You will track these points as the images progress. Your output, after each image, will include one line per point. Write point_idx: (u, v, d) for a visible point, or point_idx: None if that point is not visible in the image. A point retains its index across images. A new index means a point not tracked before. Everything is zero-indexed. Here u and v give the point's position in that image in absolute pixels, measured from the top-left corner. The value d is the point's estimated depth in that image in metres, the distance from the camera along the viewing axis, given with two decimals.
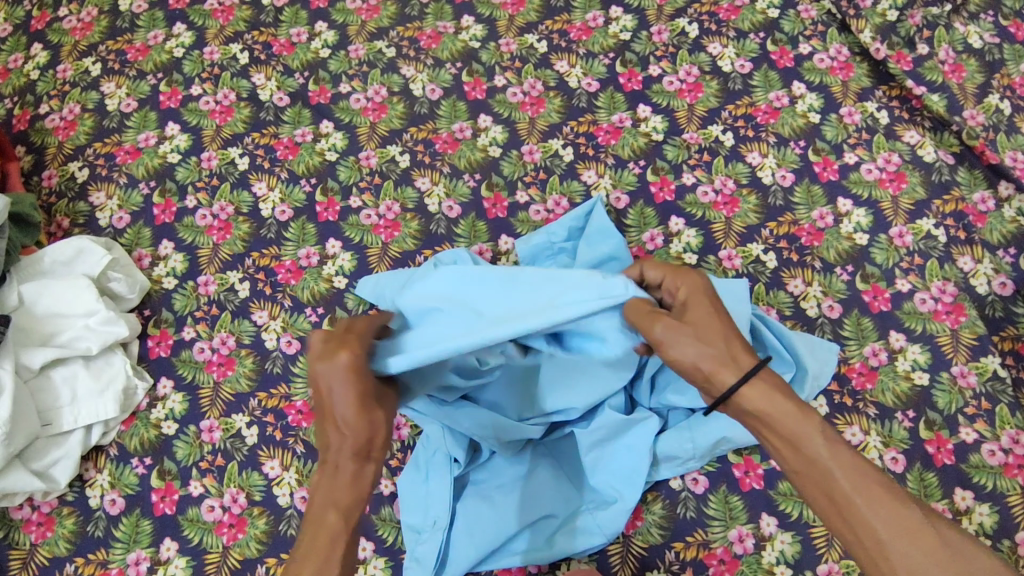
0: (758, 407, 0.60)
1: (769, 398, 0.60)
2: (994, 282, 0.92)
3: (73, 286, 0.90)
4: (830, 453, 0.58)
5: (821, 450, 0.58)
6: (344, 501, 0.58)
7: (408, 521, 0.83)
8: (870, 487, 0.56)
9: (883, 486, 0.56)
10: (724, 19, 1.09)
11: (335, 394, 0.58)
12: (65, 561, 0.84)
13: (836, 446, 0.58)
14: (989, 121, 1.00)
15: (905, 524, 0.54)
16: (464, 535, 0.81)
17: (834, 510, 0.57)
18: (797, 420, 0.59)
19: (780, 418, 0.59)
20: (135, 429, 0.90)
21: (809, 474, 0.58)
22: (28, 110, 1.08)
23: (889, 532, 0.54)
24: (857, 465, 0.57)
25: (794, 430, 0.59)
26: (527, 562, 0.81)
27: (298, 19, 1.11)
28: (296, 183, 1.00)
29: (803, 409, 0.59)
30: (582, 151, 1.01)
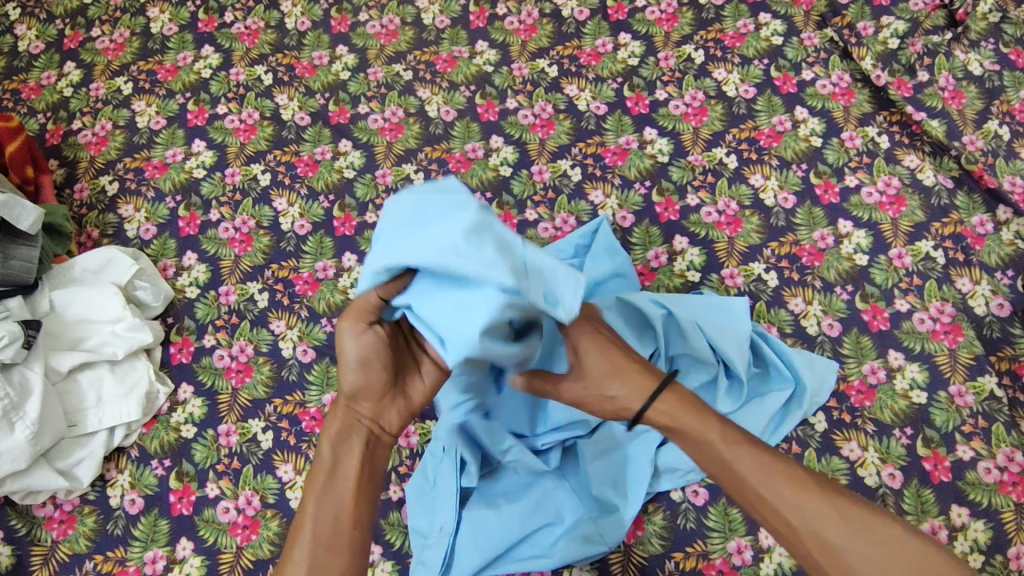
0: (666, 419, 0.65)
1: (680, 408, 0.64)
2: (991, 303, 0.94)
3: (101, 293, 0.94)
4: (731, 454, 0.61)
5: (725, 453, 0.61)
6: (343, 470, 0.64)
7: (413, 527, 0.85)
8: (776, 478, 0.59)
9: (784, 471, 0.60)
10: (730, 46, 1.12)
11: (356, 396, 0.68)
12: (85, 557, 0.87)
13: (738, 442, 0.61)
14: (988, 146, 1.02)
15: (817, 510, 0.57)
16: (468, 541, 0.83)
17: (744, 500, 0.61)
18: (701, 425, 0.63)
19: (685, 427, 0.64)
20: (155, 432, 0.93)
21: (720, 474, 0.62)
22: (62, 125, 1.13)
23: (798, 514, 0.57)
24: (764, 459, 0.60)
25: (694, 433, 0.63)
26: (531, 568, 0.83)
27: (320, 43, 1.16)
28: (315, 200, 1.05)
29: (706, 413, 0.64)
30: (590, 171, 1.05)
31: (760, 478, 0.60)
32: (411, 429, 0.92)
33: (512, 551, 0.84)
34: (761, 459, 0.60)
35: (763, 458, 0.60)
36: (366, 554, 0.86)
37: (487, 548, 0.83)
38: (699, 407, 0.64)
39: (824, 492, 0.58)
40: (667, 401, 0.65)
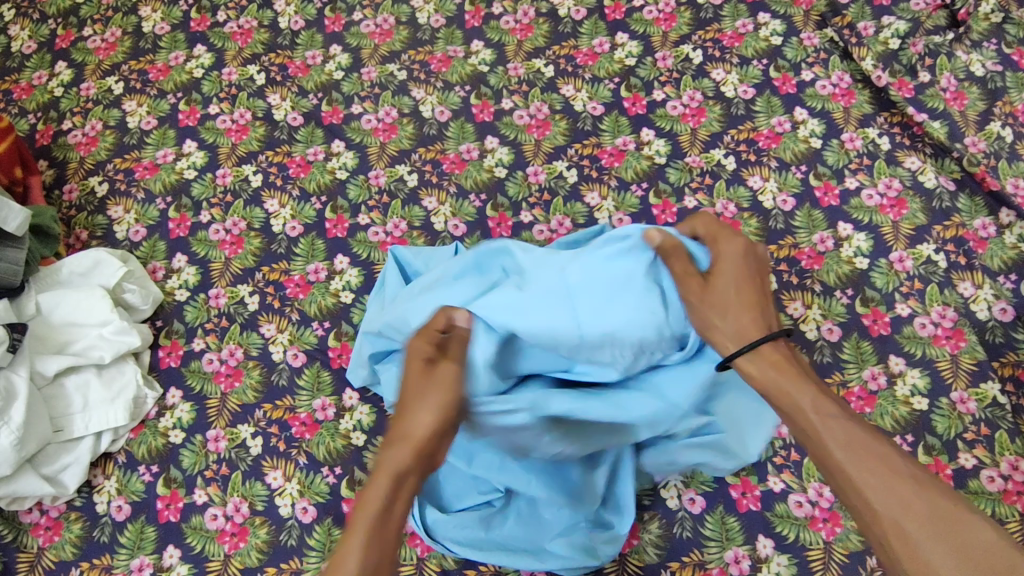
0: (768, 380, 0.67)
1: (780, 369, 0.67)
2: (994, 308, 0.93)
3: (89, 296, 0.92)
4: (821, 421, 0.62)
5: (815, 422, 0.62)
6: (382, 497, 0.61)
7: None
8: (867, 456, 0.59)
9: (876, 458, 0.58)
10: (728, 46, 1.11)
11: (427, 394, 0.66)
12: (71, 565, 0.86)
13: (835, 417, 0.62)
14: (990, 148, 1.01)
15: (902, 493, 0.56)
16: (452, 497, 0.84)
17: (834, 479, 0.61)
18: (795, 386, 0.65)
19: (778, 388, 0.66)
20: (144, 438, 0.92)
21: (811, 441, 0.63)
22: (52, 125, 1.12)
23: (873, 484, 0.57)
24: (854, 433, 0.61)
25: (785, 394, 0.65)
26: (515, 563, 0.81)
27: (314, 42, 1.15)
28: (307, 201, 1.03)
29: (804, 380, 0.66)
30: (586, 173, 1.03)
31: (848, 452, 0.60)
32: None
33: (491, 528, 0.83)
34: (853, 437, 0.60)
35: (863, 439, 0.60)
36: None
37: (464, 513, 0.83)
38: (797, 373, 0.66)
39: (905, 474, 0.57)
40: (768, 353, 0.68)
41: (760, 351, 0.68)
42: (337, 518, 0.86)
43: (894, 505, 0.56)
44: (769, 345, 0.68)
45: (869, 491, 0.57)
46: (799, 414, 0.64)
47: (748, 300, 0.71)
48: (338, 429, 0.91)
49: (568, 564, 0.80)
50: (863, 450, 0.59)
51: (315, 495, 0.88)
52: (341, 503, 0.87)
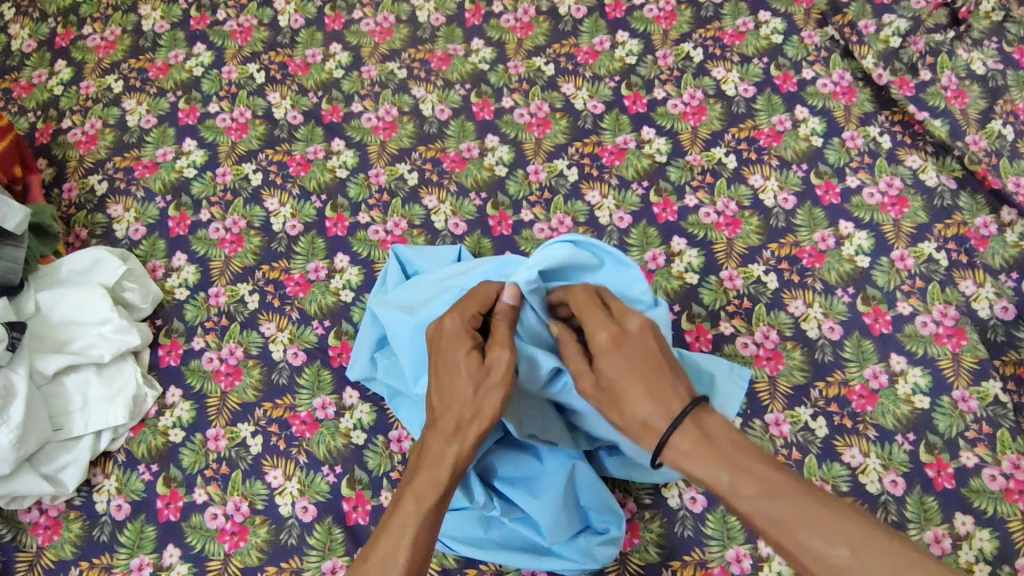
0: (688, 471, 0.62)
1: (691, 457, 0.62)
2: (995, 306, 0.92)
3: (88, 294, 0.92)
4: (745, 506, 0.58)
5: (741, 505, 0.59)
6: (432, 484, 0.64)
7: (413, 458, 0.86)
8: (800, 530, 0.56)
9: (808, 522, 0.56)
10: (729, 44, 1.11)
11: (448, 366, 0.69)
12: (70, 564, 0.85)
13: (760, 494, 0.58)
14: (991, 146, 1.01)
15: (836, 560, 0.54)
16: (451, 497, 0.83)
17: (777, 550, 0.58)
18: (709, 472, 0.60)
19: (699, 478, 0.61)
20: (143, 436, 0.92)
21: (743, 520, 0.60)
22: (51, 124, 1.11)
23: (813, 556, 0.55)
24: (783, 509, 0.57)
25: (705, 481, 0.61)
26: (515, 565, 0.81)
27: (313, 41, 1.14)
28: (307, 200, 1.03)
29: (718, 461, 0.60)
30: (586, 171, 1.03)
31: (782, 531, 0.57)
32: (403, 433, 0.90)
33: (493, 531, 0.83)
34: (781, 509, 0.57)
35: (790, 508, 0.57)
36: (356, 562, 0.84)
37: (465, 513, 0.82)
38: (714, 455, 0.61)
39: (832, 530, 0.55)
40: (679, 443, 0.62)
41: (673, 444, 0.62)
42: (338, 516, 0.86)
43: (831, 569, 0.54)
44: (680, 432, 0.62)
45: (807, 560, 0.56)
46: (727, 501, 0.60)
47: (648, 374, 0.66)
48: (338, 427, 0.90)
49: (566, 567, 0.80)
50: (795, 526, 0.56)
51: (315, 494, 0.87)
52: (341, 502, 0.87)
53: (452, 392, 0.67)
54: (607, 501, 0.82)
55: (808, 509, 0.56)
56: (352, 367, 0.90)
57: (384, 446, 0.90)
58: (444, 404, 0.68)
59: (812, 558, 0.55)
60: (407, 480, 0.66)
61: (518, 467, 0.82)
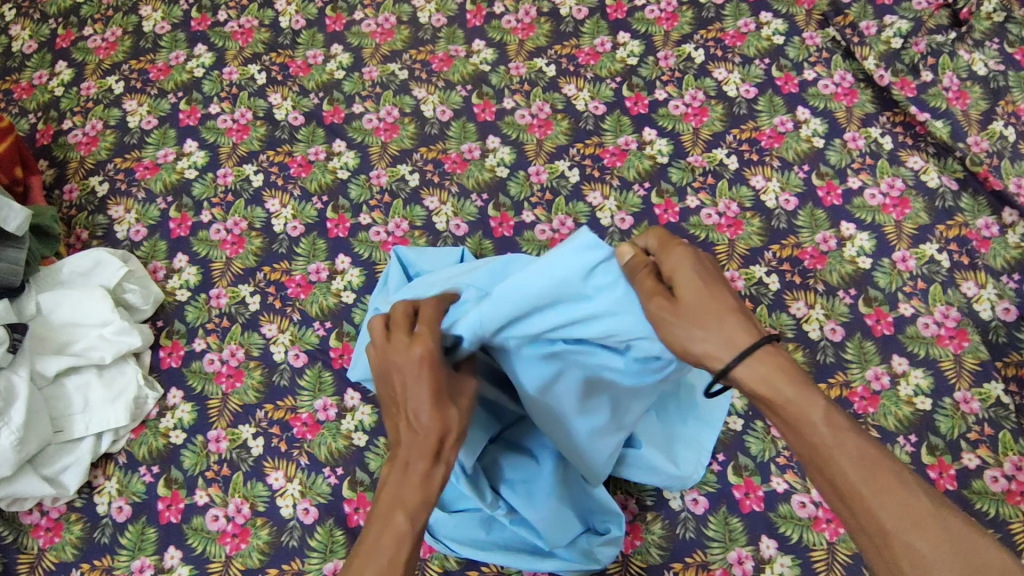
0: (760, 387, 0.56)
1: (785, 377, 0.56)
2: (997, 308, 0.92)
3: (88, 296, 0.92)
4: (835, 439, 0.54)
5: (826, 436, 0.54)
6: (420, 504, 0.58)
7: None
8: (882, 480, 0.53)
9: (889, 473, 0.53)
10: (730, 45, 1.11)
11: (409, 386, 0.60)
12: (72, 566, 0.85)
13: (847, 430, 0.55)
14: (993, 147, 1.01)
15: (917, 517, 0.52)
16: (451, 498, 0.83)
17: (838, 499, 0.55)
18: (803, 395, 0.55)
19: (783, 400, 0.55)
20: (144, 438, 0.91)
21: (812, 457, 0.56)
22: (52, 125, 1.11)
23: (890, 510, 0.52)
24: (867, 449, 0.54)
25: (796, 407, 0.55)
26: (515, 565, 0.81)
27: (314, 42, 1.14)
28: (308, 201, 1.03)
29: (810, 385, 0.56)
30: (588, 172, 1.03)
31: (863, 473, 0.53)
32: None
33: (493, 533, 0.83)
34: (866, 454, 0.54)
35: (873, 457, 0.54)
36: None
37: (465, 515, 0.82)
38: (805, 377, 0.56)
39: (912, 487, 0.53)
40: (771, 359, 0.56)
41: (759, 361, 0.56)
42: (339, 518, 0.86)
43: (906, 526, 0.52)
44: (772, 354, 0.56)
45: (879, 511, 0.53)
46: (806, 428, 0.55)
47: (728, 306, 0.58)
48: (339, 429, 0.90)
49: (567, 569, 0.80)
50: (880, 472, 0.53)
51: (316, 496, 0.87)
52: (342, 504, 0.87)
53: (425, 417, 0.59)
54: (607, 500, 0.82)
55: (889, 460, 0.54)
56: (352, 368, 0.89)
57: (386, 448, 0.89)
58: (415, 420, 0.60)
59: (886, 506, 0.52)
60: (384, 502, 0.58)
61: (516, 468, 0.81)
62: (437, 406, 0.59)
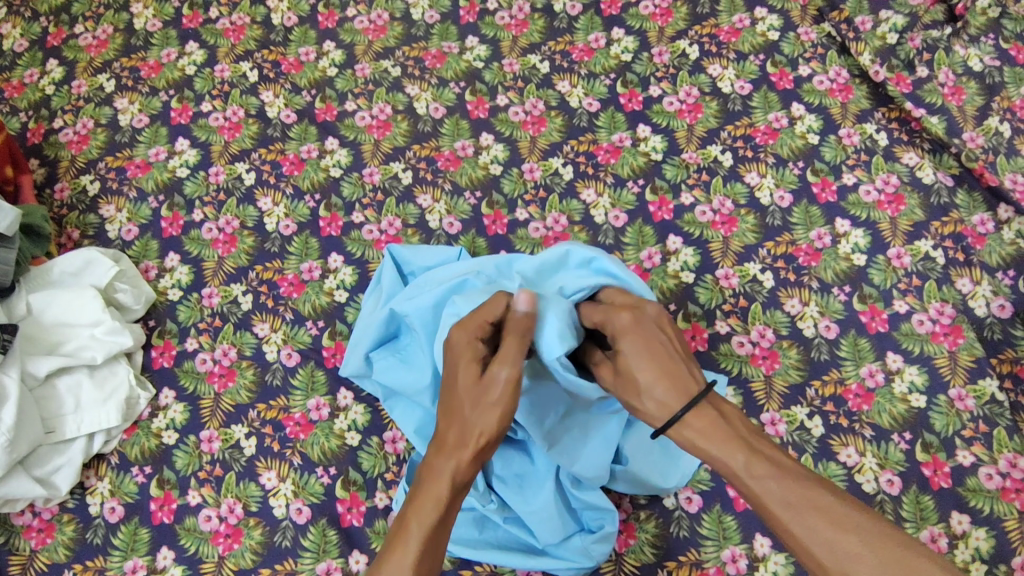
0: (699, 441, 0.66)
1: (709, 435, 0.66)
2: (992, 304, 0.92)
3: (80, 296, 0.91)
4: (759, 484, 0.61)
5: (750, 484, 0.62)
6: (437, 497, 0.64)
7: (409, 459, 0.87)
8: (804, 505, 0.58)
9: (814, 498, 0.59)
10: (725, 41, 1.10)
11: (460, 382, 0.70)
12: (64, 567, 0.85)
13: (765, 474, 0.61)
14: (989, 143, 1.00)
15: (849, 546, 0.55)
16: None
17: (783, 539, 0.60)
18: (726, 454, 0.64)
19: (712, 453, 0.65)
20: (136, 438, 0.91)
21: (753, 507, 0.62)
22: (43, 124, 1.10)
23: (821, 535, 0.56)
24: (795, 489, 0.60)
25: (720, 460, 0.64)
26: (509, 565, 0.80)
27: (307, 39, 1.14)
28: (301, 199, 1.02)
29: (730, 440, 0.65)
30: (582, 169, 1.02)
31: (788, 510, 0.59)
32: (397, 435, 0.90)
33: (489, 534, 0.83)
34: (784, 487, 0.60)
35: (790, 486, 0.60)
36: (350, 563, 0.83)
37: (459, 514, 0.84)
38: (727, 434, 0.65)
39: (827, 498, 0.58)
40: (697, 421, 0.67)
41: (688, 422, 0.67)
42: (332, 518, 0.86)
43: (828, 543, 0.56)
44: (695, 412, 0.67)
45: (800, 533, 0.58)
46: (737, 479, 0.63)
47: (668, 368, 0.69)
48: (332, 429, 0.90)
49: (559, 566, 0.80)
50: (803, 505, 0.58)
51: (309, 496, 0.87)
52: (336, 503, 0.87)
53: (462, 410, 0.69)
54: (596, 496, 0.81)
55: (813, 489, 0.59)
56: (342, 367, 0.89)
57: (379, 447, 0.89)
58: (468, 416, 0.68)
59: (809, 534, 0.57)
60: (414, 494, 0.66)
61: (510, 462, 0.83)
62: (469, 405, 0.69)
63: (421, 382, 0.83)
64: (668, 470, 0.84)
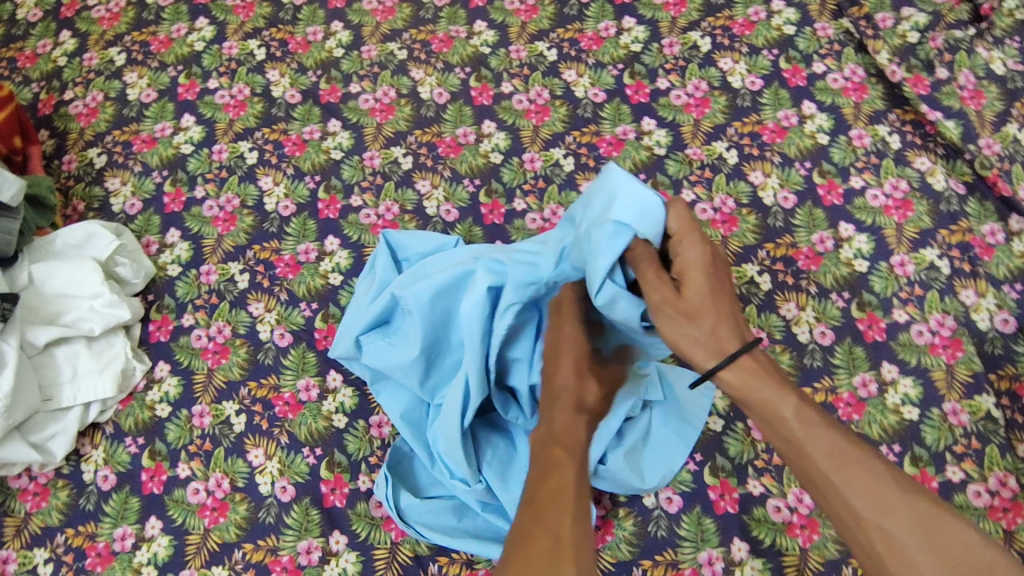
0: (741, 386, 0.60)
1: (759, 379, 0.59)
2: (995, 318, 0.90)
3: (80, 268, 0.93)
4: (807, 432, 0.57)
5: (797, 430, 0.58)
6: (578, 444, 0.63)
7: (393, 445, 0.88)
8: (845, 457, 0.56)
9: (855, 458, 0.56)
10: (738, 34, 1.07)
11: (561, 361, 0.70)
12: (57, 530, 0.88)
13: (815, 423, 0.58)
14: (1005, 150, 0.97)
15: (885, 501, 0.54)
16: (427, 484, 0.86)
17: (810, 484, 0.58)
18: (778, 399, 0.58)
19: (757, 399, 0.59)
20: (131, 410, 0.93)
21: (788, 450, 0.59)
22: (54, 95, 1.12)
23: (858, 490, 0.54)
24: (838, 442, 0.57)
25: (768, 404, 0.59)
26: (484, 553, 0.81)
27: (315, 18, 1.13)
28: (301, 180, 1.03)
29: (783, 384, 0.59)
30: (583, 161, 1.01)
31: (833, 462, 0.56)
32: (383, 419, 0.91)
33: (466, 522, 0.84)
34: (832, 439, 0.57)
35: (835, 439, 0.57)
36: (330, 543, 0.85)
37: (439, 500, 0.85)
38: (779, 379, 0.60)
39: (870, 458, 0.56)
40: (751, 365, 0.60)
41: (739, 361, 0.60)
42: (315, 498, 0.87)
43: (864, 496, 0.54)
44: (751, 354, 0.60)
45: (836, 481, 0.55)
46: (781, 423, 0.58)
47: (726, 310, 0.61)
48: (320, 410, 0.91)
49: None
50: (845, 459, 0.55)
51: (294, 475, 0.89)
52: (319, 484, 0.88)
53: (566, 380, 0.69)
54: None
55: (857, 447, 0.56)
56: (332, 347, 0.90)
57: (365, 431, 0.90)
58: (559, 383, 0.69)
59: (853, 489, 0.54)
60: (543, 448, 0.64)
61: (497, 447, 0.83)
62: (575, 376, 0.70)
63: (410, 360, 0.82)
64: (651, 471, 0.84)
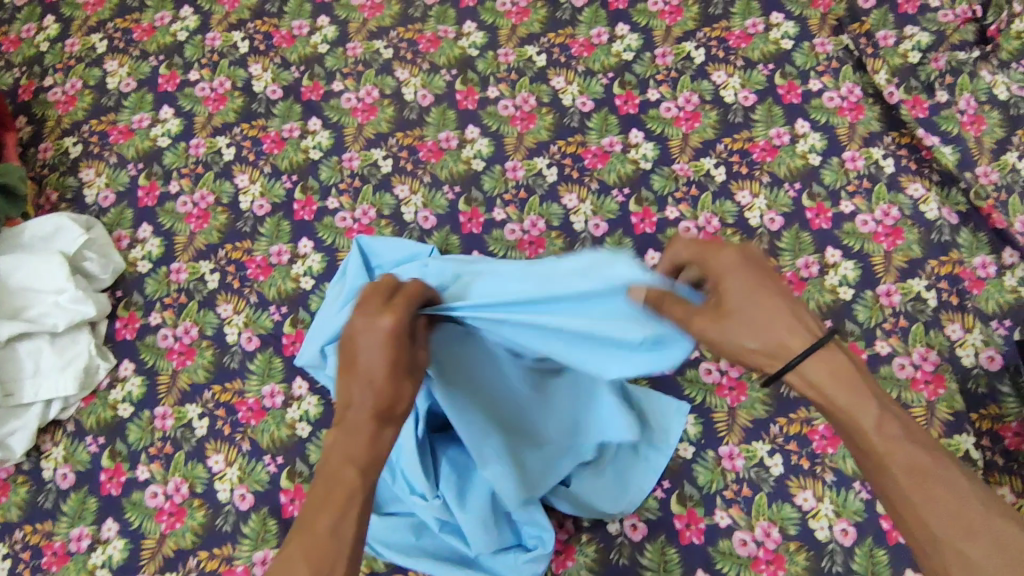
0: (819, 388, 0.55)
1: (836, 381, 0.55)
2: (981, 355, 0.87)
3: (46, 262, 0.91)
4: (887, 444, 0.53)
5: (877, 440, 0.53)
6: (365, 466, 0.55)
7: None
8: (927, 474, 0.52)
9: (934, 473, 0.52)
10: (734, 46, 1.04)
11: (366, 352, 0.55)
12: (14, 527, 0.87)
13: (898, 434, 0.53)
14: (1003, 180, 0.93)
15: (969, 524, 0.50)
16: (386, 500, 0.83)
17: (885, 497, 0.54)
18: (856, 405, 0.54)
19: (836, 404, 0.55)
20: (93, 408, 0.92)
21: (864, 458, 0.55)
22: (34, 81, 1.10)
23: (937, 511, 0.51)
24: (919, 456, 0.53)
25: (846, 409, 0.55)
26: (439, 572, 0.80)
27: (301, 12, 1.10)
28: (278, 179, 1.00)
29: (865, 388, 0.55)
30: (567, 172, 0.98)
31: (912, 479, 0.52)
32: None
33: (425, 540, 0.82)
34: (918, 452, 0.53)
35: (918, 453, 0.53)
36: None
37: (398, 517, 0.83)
38: (861, 380, 0.55)
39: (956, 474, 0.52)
40: (826, 365, 0.55)
41: (813, 365, 0.55)
42: (274, 508, 0.86)
43: (946, 517, 0.51)
44: (829, 355, 0.55)
45: (917, 499, 0.52)
46: (859, 433, 0.54)
47: (786, 321, 0.55)
48: (284, 418, 0.89)
49: None
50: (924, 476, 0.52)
51: (254, 483, 0.87)
52: (279, 493, 0.86)
53: (369, 377, 0.55)
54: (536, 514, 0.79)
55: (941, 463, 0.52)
56: (302, 351, 0.88)
57: (328, 441, 0.88)
58: (363, 370, 0.56)
59: (930, 509, 0.51)
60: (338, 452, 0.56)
61: (453, 460, 0.79)
62: (384, 371, 0.55)
63: None
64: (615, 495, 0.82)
